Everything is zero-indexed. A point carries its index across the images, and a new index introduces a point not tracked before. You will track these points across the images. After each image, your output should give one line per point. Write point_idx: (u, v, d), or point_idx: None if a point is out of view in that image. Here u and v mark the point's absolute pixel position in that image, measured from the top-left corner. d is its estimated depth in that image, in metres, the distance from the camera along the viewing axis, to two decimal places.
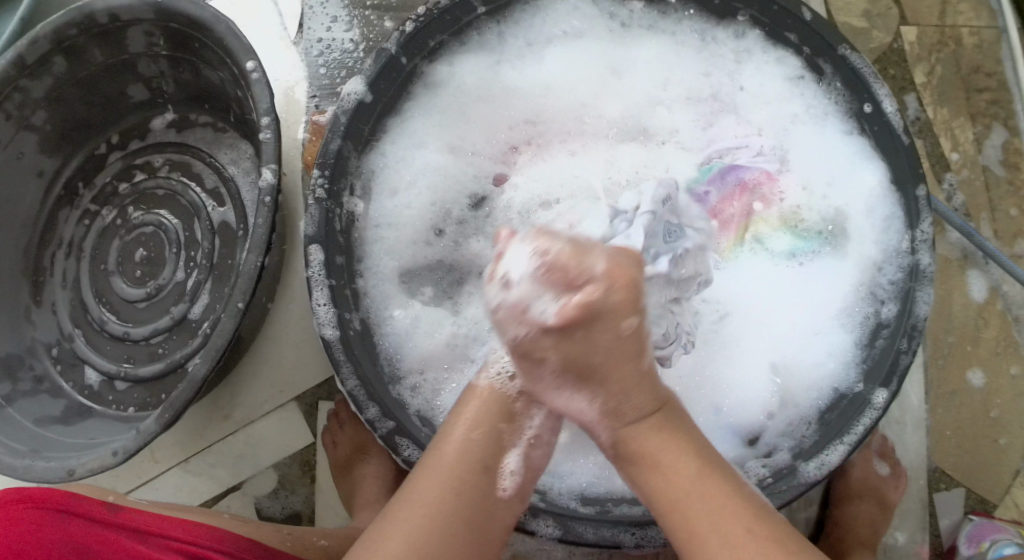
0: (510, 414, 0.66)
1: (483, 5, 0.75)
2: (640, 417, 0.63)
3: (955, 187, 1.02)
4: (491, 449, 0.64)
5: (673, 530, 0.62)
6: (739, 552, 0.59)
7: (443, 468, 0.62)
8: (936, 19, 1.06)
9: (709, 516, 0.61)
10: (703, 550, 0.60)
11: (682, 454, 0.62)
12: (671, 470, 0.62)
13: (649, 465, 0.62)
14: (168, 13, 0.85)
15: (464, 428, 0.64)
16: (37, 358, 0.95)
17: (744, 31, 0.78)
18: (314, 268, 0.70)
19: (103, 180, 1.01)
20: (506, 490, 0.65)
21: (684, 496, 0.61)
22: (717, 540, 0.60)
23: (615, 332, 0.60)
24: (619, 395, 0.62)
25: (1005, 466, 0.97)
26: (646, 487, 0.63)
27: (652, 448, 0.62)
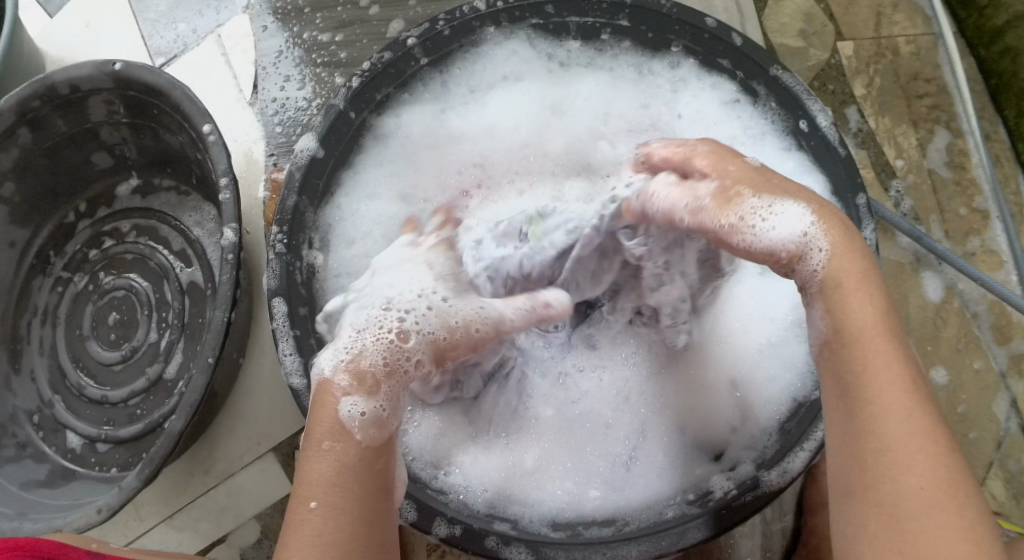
0: (393, 434, 0.63)
1: (426, 55, 0.78)
2: (846, 243, 0.61)
3: (903, 193, 1.06)
4: (387, 471, 0.61)
5: (850, 351, 0.59)
6: (907, 428, 0.56)
7: (341, 503, 0.58)
8: (871, 32, 1.10)
9: (889, 365, 0.57)
10: (872, 389, 0.57)
11: (872, 302, 0.59)
12: (864, 303, 0.59)
13: (845, 297, 0.59)
14: (126, 80, 0.87)
15: (344, 458, 0.59)
16: (19, 425, 0.96)
17: (679, 61, 0.81)
18: (278, 319, 0.72)
19: (74, 247, 1.03)
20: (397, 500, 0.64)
21: (872, 341, 0.58)
22: (891, 399, 0.57)
23: (746, 168, 0.66)
24: (843, 235, 0.61)
25: (977, 459, 1.00)
26: (832, 315, 0.60)
27: (853, 275, 0.60)
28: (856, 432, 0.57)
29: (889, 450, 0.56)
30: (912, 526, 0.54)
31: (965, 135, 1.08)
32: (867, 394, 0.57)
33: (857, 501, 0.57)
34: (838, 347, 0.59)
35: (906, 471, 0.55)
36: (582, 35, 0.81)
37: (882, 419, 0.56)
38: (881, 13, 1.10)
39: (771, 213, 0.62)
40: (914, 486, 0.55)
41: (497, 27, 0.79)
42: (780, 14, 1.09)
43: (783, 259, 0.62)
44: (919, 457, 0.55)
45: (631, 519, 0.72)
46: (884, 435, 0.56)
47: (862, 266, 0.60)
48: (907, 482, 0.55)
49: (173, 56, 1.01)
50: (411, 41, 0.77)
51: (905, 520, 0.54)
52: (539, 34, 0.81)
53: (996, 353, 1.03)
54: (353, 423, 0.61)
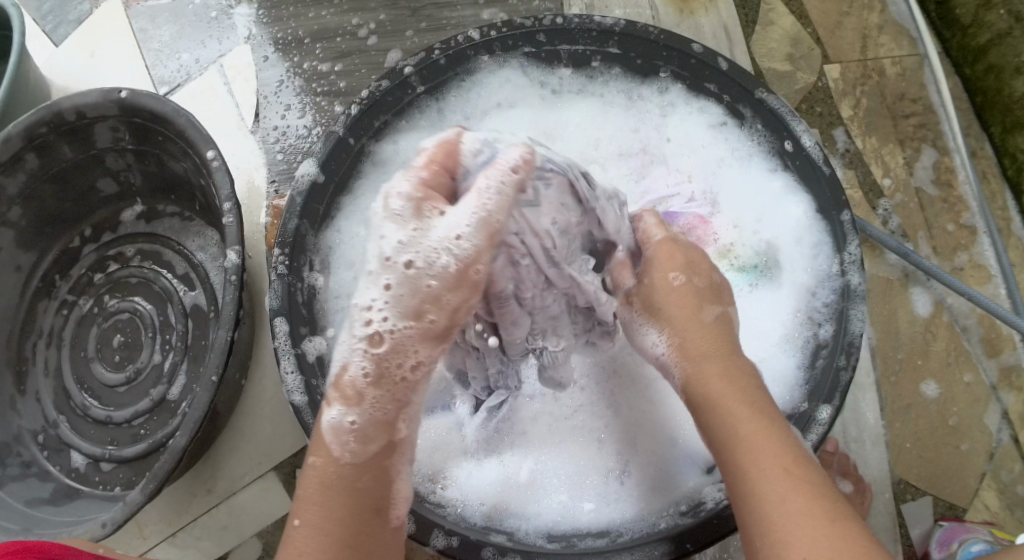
0: (389, 448, 0.64)
1: (422, 84, 0.81)
2: (711, 361, 0.67)
3: (891, 211, 1.08)
4: (379, 488, 0.63)
5: (728, 456, 0.62)
6: (786, 508, 0.58)
7: (323, 520, 0.61)
8: (857, 55, 1.13)
9: (759, 456, 0.61)
10: (753, 486, 0.60)
11: (741, 406, 0.64)
12: (733, 408, 0.64)
13: (714, 409, 0.65)
14: (132, 108, 0.90)
15: (330, 476, 0.62)
16: (24, 445, 0.97)
17: (667, 86, 0.84)
18: (280, 338, 0.74)
19: (79, 271, 1.05)
20: (398, 517, 0.65)
21: (746, 438, 0.62)
22: (771, 487, 0.59)
23: (665, 282, 0.72)
24: (703, 362, 0.67)
25: (969, 471, 1.01)
26: (710, 424, 0.65)
27: (717, 385, 0.66)
28: (745, 524, 0.60)
29: (773, 532, 0.58)
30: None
31: (952, 153, 1.10)
32: (750, 490, 0.60)
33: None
34: (719, 453, 0.63)
35: (790, 548, 0.57)
36: (573, 63, 0.84)
37: (767, 509, 0.59)
38: (867, 35, 1.13)
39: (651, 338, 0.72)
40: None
41: (491, 55, 0.82)
42: (768, 39, 1.12)
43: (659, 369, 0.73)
44: (802, 532, 0.57)
45: (625, 530, 0.74)
46: (766, 517, 0.58)
47: (727, 375, 0.66)
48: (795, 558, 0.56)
49: (176, 86, 1.03)
50: (407, 69, 0.80)
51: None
52: (532, 63, 0.84)
53: (986, 365, 1.05)
54: (337, 444, 0.63)
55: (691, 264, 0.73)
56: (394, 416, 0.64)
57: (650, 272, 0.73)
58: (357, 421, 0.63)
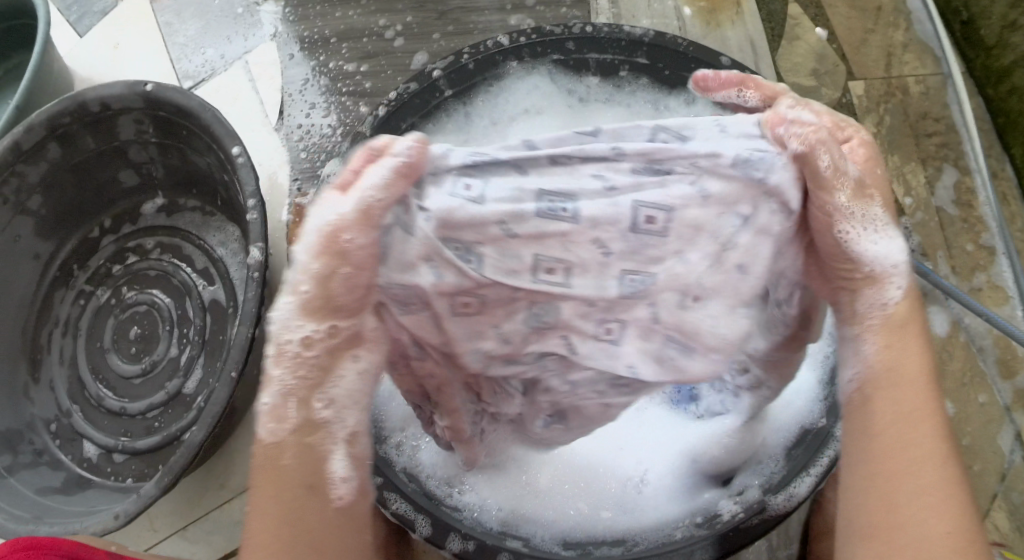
0: (309, 425, 0.58)
1: (450, 87, 0.81)
2: (912, 297, 0.62)
3: (911, 229, 1.07)
4: (309, 468, 0.57)
5: (881, 391, 0.60)
6: (929, 474, 0.57)
7: (264, 505, 0.57)
8: (881, 72, 1.12)
9: (915, 407, 0.59)
10: (895, 432, 0.59)
11: (919, 359, 0.61)
12: (914, 356, 0.61)
13: (890, 346, 0.61)
14: (157, 101, 0.91)
15: (268, 457, 0.57)
16: (36, 433, 0.98)
17: (696, 99, 0.82)
18: None
19: (98, 262, 1.05)
20: (345, 496, 0.59)
21: (910, 385, 0.60)
22: (916, 439, 0.58)
23: (878, 178, 0.62)
24: (911, 302, 0.62)
25: (982, 492, 1.01)
26: (882, 355, 0.61)
27: (911, 323, 0.61)
28: (872, 460, 0.59)
29: (902, 489, 0.57)
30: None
31: (973, 173, 1.10)
32: (892, 434, 0.59)
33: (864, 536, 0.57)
34: (874, 386, 0.60)
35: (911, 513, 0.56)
36: (600, 71, 0.84)
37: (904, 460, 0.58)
38: (891, 53, 1.13)
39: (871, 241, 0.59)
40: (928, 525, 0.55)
41: (519, 62, 0.83)
42: (792, 53, 1.12)
43: (856, 276, 0.60)
44: (938, 503, 0.56)
45: (641, 540, 0.73)
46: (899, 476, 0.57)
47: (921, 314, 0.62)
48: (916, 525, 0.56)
49: (201, 80, 1.04)
50: (436, 73, 0.80)
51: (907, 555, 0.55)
52: (560, 70, 0.84)
53: (1001, 387, 1.04)
54: (266, 428, 0.58)
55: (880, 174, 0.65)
56: (309, 392, 0.57)
57: (869, 173, 0.61)
58: (280, 404, 0.58)
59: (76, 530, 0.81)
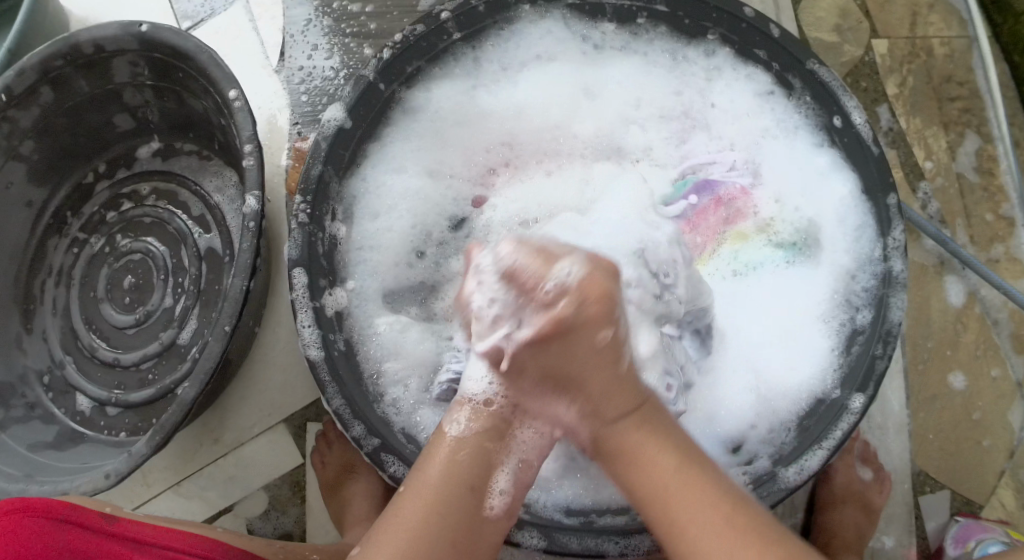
0: (496, 433, 0.66)
1: (459, 30, 0.77)
2: (627, 422, 0.64)
3: (930, 195, 1.04)
4: (480, 471, 0.65)
5: (645, 503, 0.63)
6: (696, 518, 0.61)
7: (421, 492, 0.63)
8: (906, 31, 1.08)
9: (673, 495, 0.62)
10: (678, 525, 0.61)
11: (665, 450, 0.63)
12: (635, 436, 0.64)
13: (633, 462, 0.63)
14: (152, 43, 0.87)
15: (447, 453, 0.65)
16: (29, 386, 0.95)
17: (715, 49, 0.80)
18: (298, 290, 0.71)
19: (91, 209, 1.02)
20: (496, 509, 0.66)
21: (654, 473, 0.62)
22: (687, 513, 0.61)
23: (593, 344, 0.61)
24: (586, 402, 0.64)
25: (989, 468, 0.99)
26: (615, 464, 0.64)
27: (636, 444, 0.63)
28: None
29: (690, 542, 0.61)
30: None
31: (995, 140, 1.06)
32: (678, 537, 0.61)
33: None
34: (627, 487, 0.64)
35: (708, 557, 0.60)
36: (618, 18, 0.80)
37: (695, 542, 0.60)
38: (917, 12, 1.09)
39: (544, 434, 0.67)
40: None
41: (532, 5, 0.78)
42: (816, 8, 1.07)
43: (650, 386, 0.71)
44: (712, 541, 0.60)
45: None
46: (682, 534, 0.61)
47: (641, 427, 0.64)
48: (717, 556, 0.60)
49: (200, 20, 0.99)
50: (444, 14, 0.76)
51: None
52: (575, 15, 0.80)
53: (1015, 361, 1.01)
54: (455, 428, 0.66)
55: (609, 313, 0.61)
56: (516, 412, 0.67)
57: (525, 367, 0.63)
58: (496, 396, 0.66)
59: (69, 486, 0.79)
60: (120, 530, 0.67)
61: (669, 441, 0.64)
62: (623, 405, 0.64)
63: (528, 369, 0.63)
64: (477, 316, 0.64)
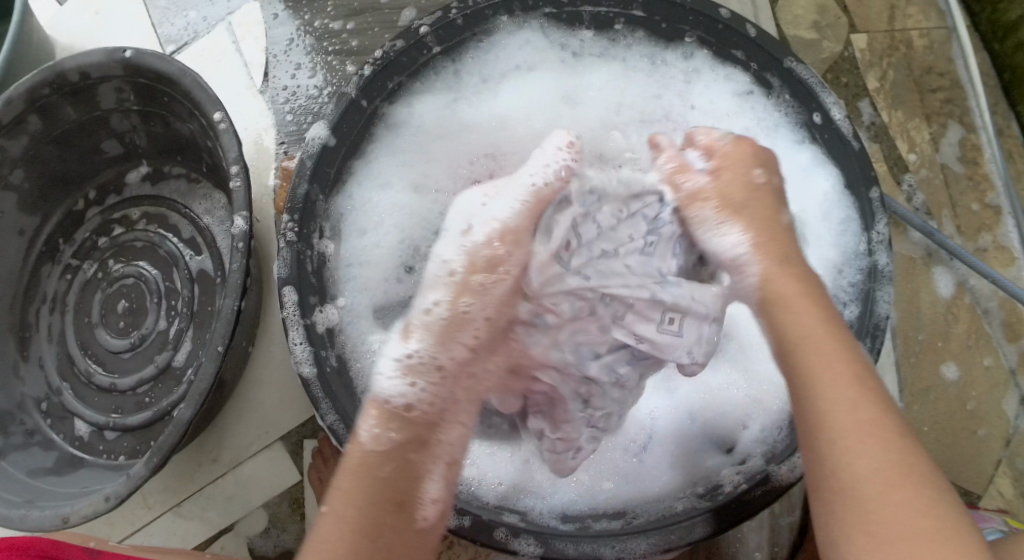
0: (419, 443, 0.64)
1: (438, 44, 0.78)
2: (785, 279, 0.65)
3: (915, 187, 1.05)
4: (404, 482, 0.62)
5: (792, 365, 0.62)
6: (855, 415, 0.58)
7: (350, 511, 0.60)
8: (885, 25, 1.09)
9: (825, 364, 0.61)
10: (817, 384, 0.61)
11: (818, 315, 0.63)
12: (803, 314, 0.64)
13: (782, 316, 0.64)
14: (136, 68, 0.87)
15: (367, 467, 0.62)
16: (27, 413, 0.96)
17: (693, 52, 0.81)
18: (288, 308, 0.71)
19: (83, 235, 1.03)
20: (427, 520, 0.63)
21: (807, 342, 0.62)
22: (834, 382, 0.60)
23: (746, 178, 0.70)
24: (777, 261, 0.66)
25: (986, 457, 0.99)
26: (775, 330, 0.64)
27: (794, 296, 0.64)
28: (804, 432, 0.60)
29: (839, 438, 0.58)
30: (876, 511, 0.55)
31: (978, 130, 1.07)
32: (815, 396, 0.60)
33: (826, 491, 0.58)
34: (783, 355, 0.63)
35: (858, 455, 0.57)
36: (595, 24, 0.81)
37: (831, 406, 0.59)
38: (895, 5, 1.10)
39: (718, 232, 0.69)
40: (869, 472, 0.57)
41: (510, 16, 0.79)
42: (793, 5, 1.08)
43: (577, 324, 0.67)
44: (863, 444, 0.57)
45: (641, 512, 0.72)
46: (831, 434, 0.59)
47: (806, 288, 0.65)
48: (866, 458, 0.57)
49: (184, 44, 1.00)
50: (423, 29, 0.77)
51: (867, 512, 0.56)
52: (552, 24, 0.81)
53: (1007, 349, 1.02)
54: (369, 438, 0.63)
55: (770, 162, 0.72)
56: (437, 417, 0.65)
57: (721, 175, 0.70)
58: (417, 395, 0.65)
59: (68, 512, 0.80)
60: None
61: (836, 332, 0.63)
62: (797, 277, 0.65)
63: (710, 201, 0.69)
64: (692, 178, 0.71)
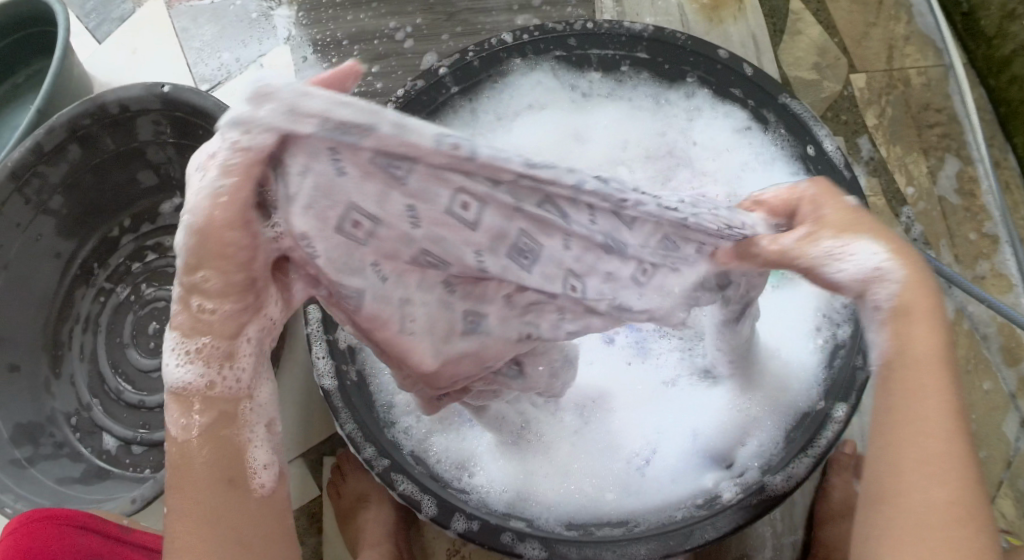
0: (229, 416, 0.54)
1: (455, 84, 0.84)
2: (922, 291, 0.52)
3: (913, 219, 1.09)
4: (229, 461, 0.54)
5: (893, 379, 0.52)
6: (930, 462, 0.50)
7: (184, 507, 0.53)
8: (883, 64, 1.14)
9: (924, 393, 0.50)
10: (908, 411, 0.51)
11: (937, 336, 0.51)
12: (923, 337, 0.51)
13: (906, 325, 0.51)
14: (174, 102, 0.94)
15: (184, 459, 0.53)
16: (57, 426, 1.00)
17: (695, 91, 0.86)
18: (313, 323, 0.78)
19: (117, 260, 1.08)
20: (265, 482, 0.56)
21: (913, 362, 0.51)
22: (927, 417, 0.50)
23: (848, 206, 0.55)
24: (916, 264, 0.52)
25: (988, 477, 1.01)
26: (896, 334, 0.52)
27: (921, 309, 0.51)
28: (873, 451, 0.52)
29: (905, 477, 0.50)
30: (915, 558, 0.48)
31: (975, 162, 1.11)
32: (900, 421, 0.51)
33: (876, 515, 0.51)
34: (888, 367, 0.52)
35: (916, 498, 0.49)
36: (603, 67, 0.87)
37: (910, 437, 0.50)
38: (893, 45, 1.15)
39: (845, 252, 0.52)
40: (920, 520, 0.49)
41: (523, 59, 0.86)
42: (795, 48, 1.13)
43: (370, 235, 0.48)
44: (932, 488, 0.49)
45: (642, 521, 0.75)
46: (898, 463, 0.50)
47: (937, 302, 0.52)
48: (928, 501, 0.49)
49: (216, 83, 1.07)
50: (442, 70, 0.83)
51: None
52: (562, 66, 0.87)
53: (1006, 373, 1.05)
54: (175, 428, 0.54)
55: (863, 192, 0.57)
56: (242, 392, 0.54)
57: (820, 204, 0.55)
58: (191, 382, 0.53)
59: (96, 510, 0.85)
60: (134, 539, 0.77)
61: (950, 366, 0.52)
62: (927, 285, 0.52)
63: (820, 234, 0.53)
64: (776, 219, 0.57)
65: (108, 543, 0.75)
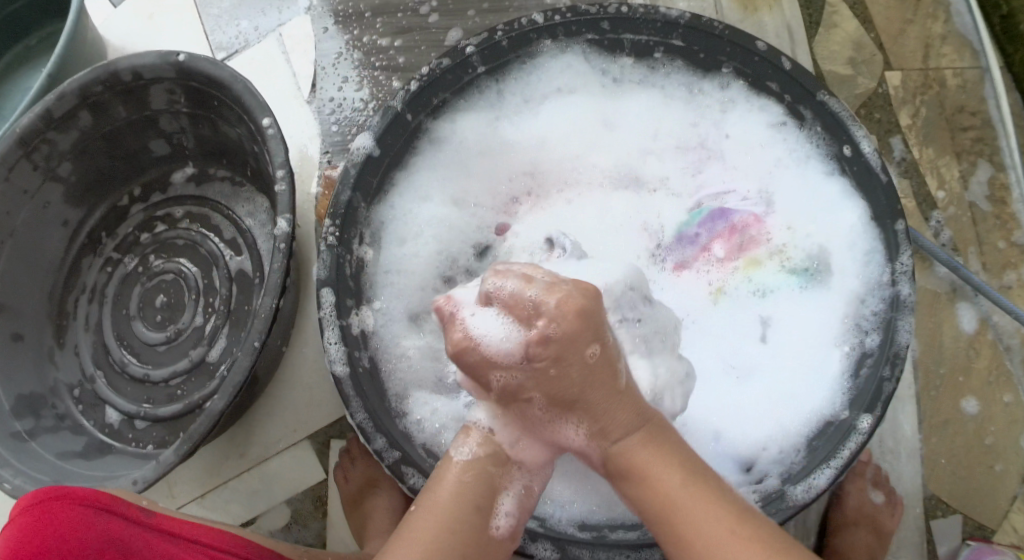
0: (500, 459, 0.71)
1: (483, 64, 0.81)
2: (633, 443, 0.68)
3: (942, 224, 1.06)
4: (484, 490, 0.69)
5: (666, 527, 0.65)
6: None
7: (434, 513, 0.66)
8: (919, 63, 1.10)
9: (699, 528, 0.64)
10: (698, 542, 0.64)
11: (671, 468, 0.67)
12: (665, 474, 0.66)
13: (641, 481, 0.67)
14: (189, 72, 0.91)
15: (458, 476, 0.69)
16: (59, 398, 0.99)
17: (729, 82, 0.83)
18: (325, 308, 0.75)
19: (126, 230, 1.06)
20: (500, 527, 0.69)
21: (679, 503, 0.65)
22: (709, 536, 0.64)
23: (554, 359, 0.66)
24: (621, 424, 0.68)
25: (1002, 491, 0.98)
26: (647, 490, 0.67)
27: (641, 458, 0.68)
28: None
29: None
30: None
31: (1007, 169, 1.08)
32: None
33: None
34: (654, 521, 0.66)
35: None
36: (635, 52, 0.84)
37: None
38: (929, 44, 1.11)
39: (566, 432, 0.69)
40: None
41: (553, 40, 0.82)
42: (830, 41, 1.10)
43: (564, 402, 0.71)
44: None
45: None
46: None
47: (648, 443, 0.68)
48: None
49: (234, 52, 1.04)
50: (469, 49, 0.80)
51: None
52: (594, 50, 0.84)
53: None
54: (459, 455, 0.70)
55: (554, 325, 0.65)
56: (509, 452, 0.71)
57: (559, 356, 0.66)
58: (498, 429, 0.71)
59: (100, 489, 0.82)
60: (158, 524, 0.70)
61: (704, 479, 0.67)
62: (626, 425, 0.68)
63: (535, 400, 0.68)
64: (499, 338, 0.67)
65: (129, 528, 0.69)
